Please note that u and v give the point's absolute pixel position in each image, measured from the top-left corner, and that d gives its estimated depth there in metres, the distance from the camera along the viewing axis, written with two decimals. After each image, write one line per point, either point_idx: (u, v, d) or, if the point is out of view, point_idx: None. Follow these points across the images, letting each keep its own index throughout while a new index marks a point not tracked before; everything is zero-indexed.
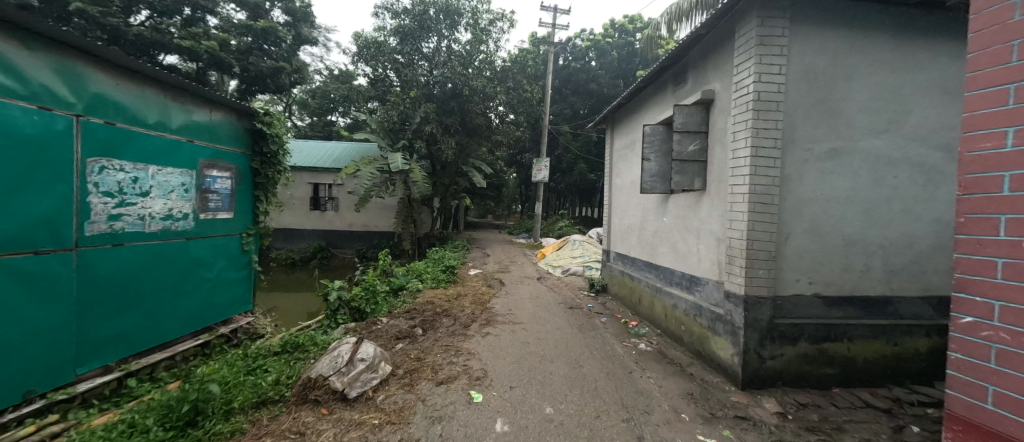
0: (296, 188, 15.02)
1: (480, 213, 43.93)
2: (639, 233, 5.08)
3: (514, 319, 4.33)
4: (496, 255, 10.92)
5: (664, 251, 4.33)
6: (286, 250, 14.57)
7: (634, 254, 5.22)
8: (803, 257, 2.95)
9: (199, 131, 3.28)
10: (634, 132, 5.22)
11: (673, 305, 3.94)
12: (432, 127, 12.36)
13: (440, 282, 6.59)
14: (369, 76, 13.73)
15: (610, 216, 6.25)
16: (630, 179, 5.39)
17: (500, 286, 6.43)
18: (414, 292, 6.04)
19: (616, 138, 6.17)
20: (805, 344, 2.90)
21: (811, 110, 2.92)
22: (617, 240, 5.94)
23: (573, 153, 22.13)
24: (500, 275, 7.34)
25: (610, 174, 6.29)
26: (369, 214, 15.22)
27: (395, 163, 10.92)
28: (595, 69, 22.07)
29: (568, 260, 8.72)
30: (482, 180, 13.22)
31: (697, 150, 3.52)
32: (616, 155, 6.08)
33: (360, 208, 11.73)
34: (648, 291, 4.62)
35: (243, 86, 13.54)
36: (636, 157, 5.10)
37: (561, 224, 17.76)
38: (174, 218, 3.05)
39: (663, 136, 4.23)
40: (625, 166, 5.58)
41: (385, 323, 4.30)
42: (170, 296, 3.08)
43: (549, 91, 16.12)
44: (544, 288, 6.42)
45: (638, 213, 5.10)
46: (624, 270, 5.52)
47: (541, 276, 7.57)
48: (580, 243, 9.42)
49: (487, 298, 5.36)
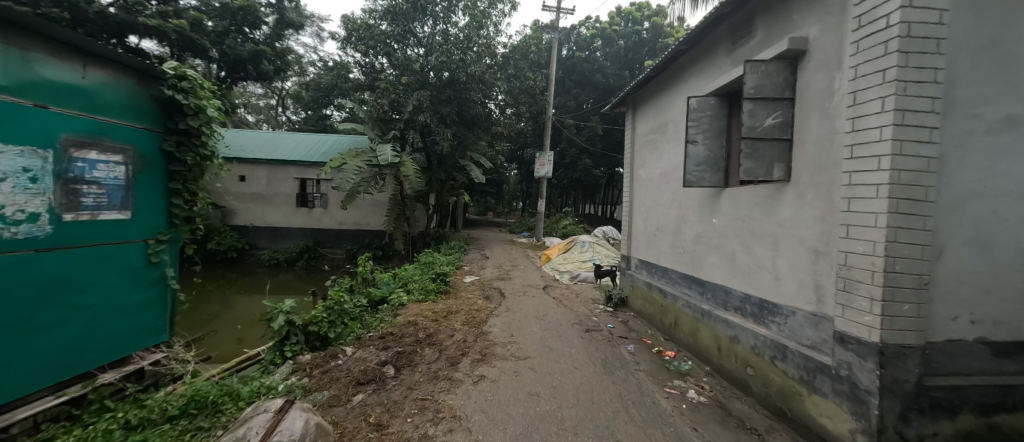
0: (282, 184, 14.02)
1: (480, 211, 42.86)
2: (673, 238, 4.06)
3: (516, 351, 3.32)
4: (496, 257, 9.90)
5: (713, 262, 3.30)
6: (270, 250, 13.56)
7: (665, 264, 4.20)
8: (963, 282, 1.91)
9: (60, 93, 2.24)
10: (668, 110, 4.19)
11: (731, 338, 2.92)
12: (426, 116, 11.28)
13: (428, 293, 5.53)
14: (359, 63, 12.73)
15: (631, 216, 5.23)
16: (660, 170, 4.36)
17: (499, 299, 5.41)
18: (396, 307, 5.05)
19: (640, 122, 5.11)
20: (966, 417, 1.88)
21: (981, 56, 1.87)
22: (641, 245, 4.92)
23: (578, 147, 21.08)
24: (499, 284, 6.31)
25: (632, 165, 5.26)
26: (360, 212, 14.24)
27: (384, 155, 9.88)
28: (601, 59, 21.03)
29: (576, 265, 7.71)
30: (481, 175, 12.14)
31: (777, 125, 2.49)
32: (640, 141, 5.05)
33: (346, 206, 10.60)
34: (688, 313, 3.60)
35: (222, 73, 12.61)
36: (672, 141, 4.07)
37: (564, 223, 16.76)
38: (11, 221, 2.00)
39: (714, 112, 3.20)
40: (654, 154, 4.55)
41: (348, 357, 3.29)
42: (8, 337, 2.03)
43: (553, 79, 15.10)
44: (552, 301, 5.40)
45: (672, 213, 4.07)
46: (651, 283, 4.49)
47: (547, 284, 6.56)
48: (589, 245, 8.36)
49: (483, 318, 4.31)
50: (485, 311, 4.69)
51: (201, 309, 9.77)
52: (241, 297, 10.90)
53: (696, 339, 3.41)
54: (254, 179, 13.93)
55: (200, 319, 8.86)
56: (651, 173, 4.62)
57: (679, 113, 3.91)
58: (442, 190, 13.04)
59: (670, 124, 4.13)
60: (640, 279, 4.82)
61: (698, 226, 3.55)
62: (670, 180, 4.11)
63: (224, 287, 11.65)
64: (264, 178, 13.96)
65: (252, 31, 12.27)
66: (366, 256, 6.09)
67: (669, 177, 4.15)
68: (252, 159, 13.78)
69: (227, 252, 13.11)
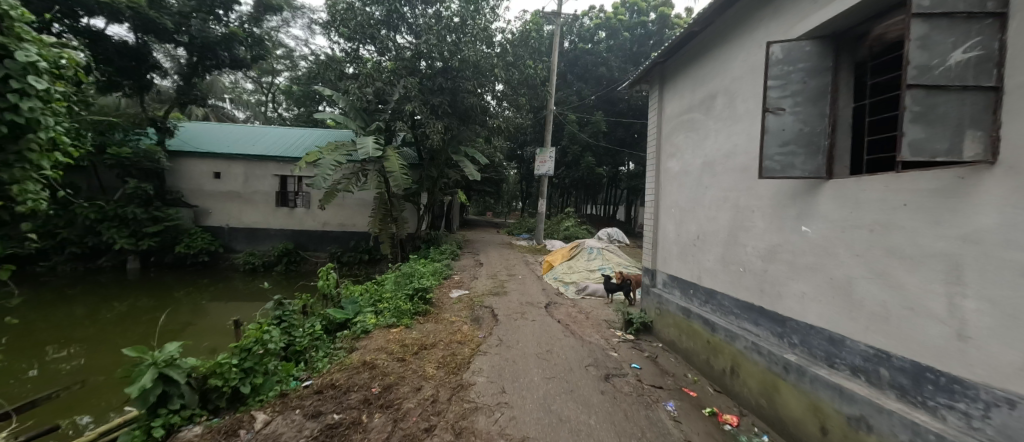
0: (261, 181, 12.92)
1: (480, 210, 41.79)
2: (725, 250, 2.96)
3: (507, 426, 2.21)
4: (492, 263, 8.79)
5: (802, 292, 2.21)
6: (246, 253, 12.44)
7: (713, 286, 3.10)
8: None
9: None
10: (717, 78, 3.12)
11: (851, 420, 1.82)
12: (415, 106, 10.22)
13: (402, 315, 4.42)
14: (343, 49, 11.65)
15: (657, 220, 4.16)
16: (702, 159, 3.29)
17: (490, 323, 4.28)
18: (357, 335, 3.94)
19: (670, 100, 4.02)
20: None
21: None
22: (671, 258, 3.83)
23: (580, 144, 20.03)
24: (492, 301, 5.19)
25: (658, 156, 4.19)
26: (346, 212, 13.17)
27: (365, 147, 8.77)
28: (604, 51, 20.05)
29: (583, 276, 6.64)
30: (476, 172, 11.02)
31: (970, 63, 1.41)
32: (669, 126, 3.98)
33: (325, 206, 9.49)
34: (757, 361, 2.48)
35: (196, 59, 11.62)
36: (726, 118, 2.98)
37: (567, 223, 15.62)
38: None
39: (812, 63, 2.10)
40: (693, 138, 3.46)
41: (254, 435, 2.17)
42: None
43: (555, 69, 13.98)
44: (557, 325, 4.29)
45: (724, 217, 2.98)
46: (689, 309, 3.38)
47: (550, 300, 5.46)
48: (598, 251, 7.26)
49: (465, 359, 3.18)
50: (470, 343, 3.57)
51: (165, 326, 8.76)
52: (215, 308, 9.87)
53: (778, 404, 2.28)
54: (230, 176, 12.83)
55: (162, 338, 7.86)
56: (687, 164, 3.55)
57: (742, 77, 2.80)
58: (433, 188, 11.94)
59: (722, 95, 3.05)
60: (672, 301, 3.71)
61: (773, 236, 2.45)
62: (720, 171, 3.03)
63: (193, 297, 10.59)
64: (241, 175, 12.87)
65: (225, 12, 11.28)
66: (328, 267, 4.97)
67: (718, 167, 3.06)
68: (228, 154, 12.68)
69: (198, 256, 11.97)
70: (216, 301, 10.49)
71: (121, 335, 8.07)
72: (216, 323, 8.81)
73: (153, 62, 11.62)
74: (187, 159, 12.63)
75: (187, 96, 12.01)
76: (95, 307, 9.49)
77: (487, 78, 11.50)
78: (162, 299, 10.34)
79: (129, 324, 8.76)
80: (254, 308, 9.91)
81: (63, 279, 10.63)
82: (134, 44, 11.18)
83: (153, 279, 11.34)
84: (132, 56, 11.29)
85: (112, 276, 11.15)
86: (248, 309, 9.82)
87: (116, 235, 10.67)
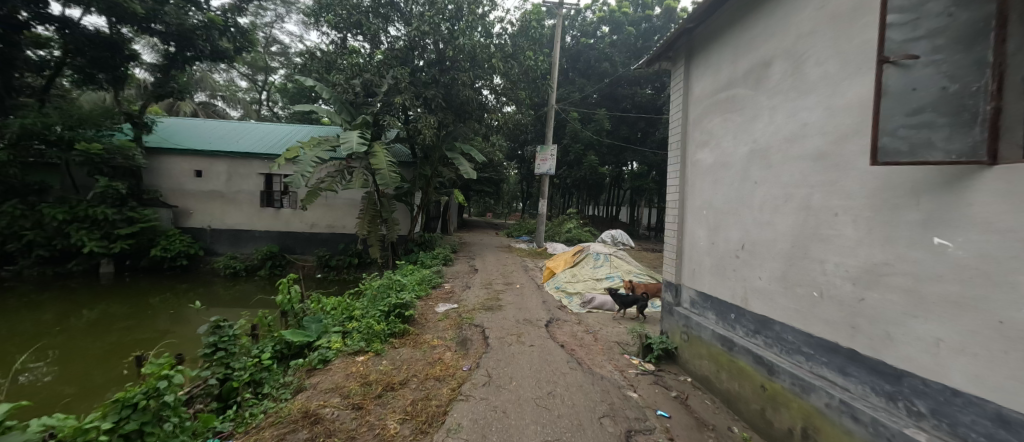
0: (245, 180, 12.21)
1: (480, 211, 41.11)
2: (787, 266, 2.21)
3: None
4: (488, 269, 8.04)
5: (938, 338, 1.44)
6: (227, 257, 11.73)
7: (770, 313, 2.34)
8: None
9: None
10: (772, 39, 2.39)
11: None
12: (404, 97, 9.47)
13: (372, 338, 3.66)
14: (332, 39, 10.96)
15: (683, 224, 3.42)
16: (750, 146, 2.55)
17: (479, 349, 3.52)
18: (312, 369, 3.17)
19: (698, 78, 3.29)
20: None
21: None
22: (703, 271, 3.09)
23: (582, 142, 19.33)
24: (484, 318, 4.41)
25: (683, 147, 3.45)
26: (335, 212, 12.46)
27: (348, 141, 8.02)
28: (607, 46, 19.38)
29: (588, 286, 5.94)
30: (471, 169, 10.24)
31: None
32: (699, 108, 3.23)
33: (307, 205, 8.72)
34: (852, 430, 1.73)
35: (174, 50, 10.99)
36: (789, 89, 2.25)
37: (569, 225, 14.83)
38: None
39: None
40: (734, 121, 2.73)
41: None
42: None
43: (556, 62, 13.30)
44: (560, 351, 3.52)
45: (784, 222, 2.24)
46: (732, 339, 2.62)
47: (552, 316, 4.71)
48: (605, 256, 6.52)
49: (441, 410, 2.40)
50: (450, 381, 2.82)
51: (141, 334, 8.05)
52: (199, 315, 9.17)
53: None
54: (212, 174, 12.13)
55: (139, 346, 7.23)
56: (725, 153, 2.82)
57: (815, 31, 2.07)
58: (427, 187, 11.21)
59: (780, 60, 2.32)
60: (705, 326, 2.94)
61: (876, 251, 1.70)
62: (779, 160, 2.30)
63: (171, 303, 9.88)
64: (224, 174, 12.15)
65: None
66: (291, 277, 4.21)
67: (776, 155, 2.32)
68: (210, 151, 11.98)
69: (176, 260, 11.21)
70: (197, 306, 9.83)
71: (94, 344, 7.36)
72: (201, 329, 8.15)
73: (130, 52, 10.89)
74: (166, 157, 11.92)
75: (165, 89, 11.30)
76: (63, 315, 8.76)
77: (484, 71, 10.82)
78: (136, 305, 9.62)
79: (104, 332, 8.04)
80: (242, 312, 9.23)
81: (30, 285, 9.90)
82: (109, 33, 10.53)
83: (127, 284, 10.62)
84: (106, 46, 10.58)
85: (83, 281, 10.43)
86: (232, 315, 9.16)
87: (86, 237, 9.89)
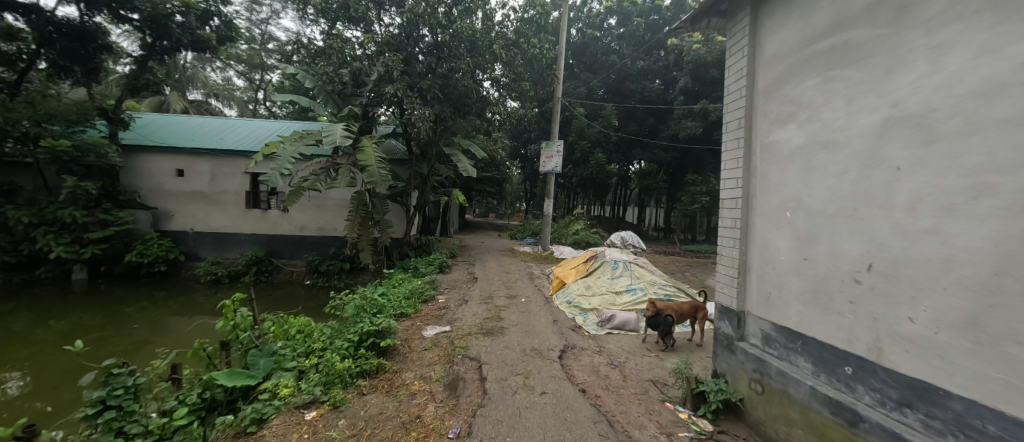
0: (229, 180, 11.41)
1: (484, 211, 40.41)
2: (979, 307, 1.32)
3: None
4: (489, 278, 7.14)
5: None
6: (209, 262, 10.92)
7: (937, 380, 1.45)
8: None
9: None
10: None
11: None
12: (396, 86, 8.59)
13: (332, 382, 2.78)
14: (321, 27, 10.18)
15: (750, 231, 2.53)
16: (887, 112, 1.65)
17: (472, 399, 2.62)
18: (241, 436, 2.29)
19: (773, 30, 2.39)
20: None
21: None
22: (786, 299, 2.19)
23: (588, 140, 18.50)
24: (481, 347, 3.52)
25: (748, 126, 2.56)
26: (326, 214, 11.64)
27: (332, 134, 7.12)
28: (616, 37, 18.51)
29: (604, 302, 5.06)
30: (470, 167, 9.38)
31: None
32: (777, 70, 2.34)
33: (289, 206, 7.87)
34: None
35: (151, 40, 10.25)
36: (979, 10, 1.36)
37: (576, 226, 13.89)
38: None
39: None
40: (851, 77, 1.83)
41: None
42: None
43: (563, 51, 12.45)
44: (583, 402, 2.61)
45: (971, 231, 1.34)
46: (853, 408, 1.74)
47: (567, 343, 3.81)
48: (625, 264, 5.61)
49: None
50: None
51: (115, 346, 7.25)
52: (184, 325, 8.42)
53: None
54: (195, 174, 11.33)
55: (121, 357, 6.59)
56: (831, 127, 1.93)
57: None
58: (423, 186, 10.38)
59: None
60: (796, 380, 2.05)
61: None
62: (956, 129, 1.40)
63: (149, 313, 9.08)
64: (207, 173, 11.36)
65: None
66: (238, 298, 3.32)
67: (949, 122, 1.43)
68: (192, 148, 11.20)
69: (153, 266, 10.40)
70: (177, 315, 9.07)
71: (62, 358, 6.56)
72: (184, 342, 7.39)
73: (104, 42, 10.05)
74: (145, 155, 11.13)
75: (140, 81, 10.40)
76: (27, 326, 7.95)
77: (485, 60, 9.99)
78: (108, 314, 8.84)
79: (75, 345, 7.24)
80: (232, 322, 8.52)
81: None
82: (79, 22, 9.71)
83: (101, 292, 9.81)
84: (77, 36, 9.76)
85: (53, 289, 9.62)
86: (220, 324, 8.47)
87: (53, 241, 9.06)
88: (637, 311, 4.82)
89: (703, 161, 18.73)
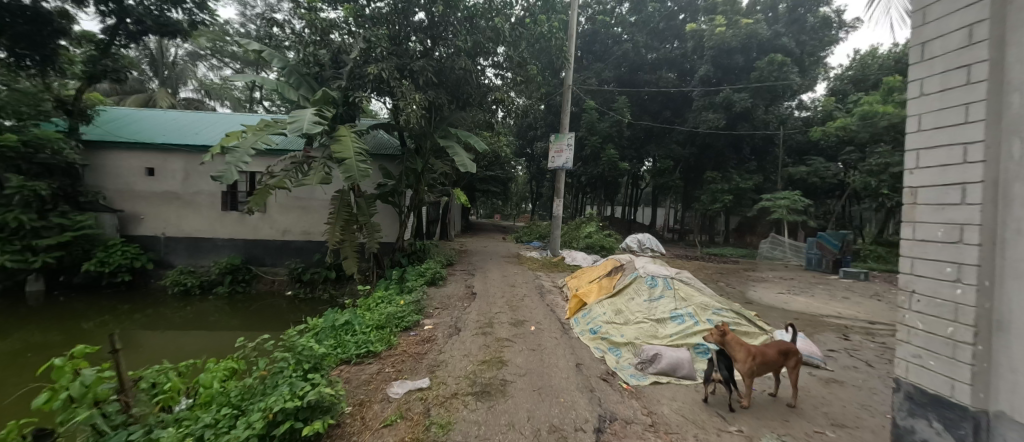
0: (204, 179, 10.32)
1: (490, 212, 39.32)
2: None
3: None
4: (490, 293, 5.90)
5: None
6: (180, 270, 9.81)
7: None
8: None
9: None
10: None
11: None
12: (381, 67, 7.38)
13: None
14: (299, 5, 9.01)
15: (1006, 252, 1.31)
16: None
17: None
18: None
19: None
20: None
21: None
22: None
23: (599, 135, 17.23)
24: (472, 425, 2.25)
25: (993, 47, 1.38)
26: (311, 216, 10.47)
27: (299, 120, 5.79)
28: (629, 24, 17.18)
29: (641, 332, 3.78)
30: (470, 161, 8.13)
31: None
32: None
33: (257, 208, 6.71)
34: None
35: (114, 22, 9.18)
36: None
37: (589, 228, 12.58)
38: None
39: None
40: None
41: None
42: None
43: (574, 34, 11.19)
44: None
45: None
46: None
47: (603, 412, 2.50)
48: (665, 281, 4.30)
49: None
50: None
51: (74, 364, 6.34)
52: (159, 341, 7.49)
53: None
54: (166, 173, 10.23)
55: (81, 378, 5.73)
56: None
57: None
58: (417, 184, 9.19)
59: None
60: None
61: None
62: None
63: (110, 328, 7.97)
64: (180, 172, 10.25)
65: None
66: (77, 353, 2.09)
67: None
68: (163, 145, 10.08)
69: (117, 275, 9.28)
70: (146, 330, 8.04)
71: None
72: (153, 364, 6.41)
73: (60, 26, 8.77)
74: (111, 152, 10.06)
75: (99, 68, 9.22)
76: None
77: (485, 39, 8.76)
78: (62, 329, 7.74)
79: (21, 365, 6.17)
80: (214, 341, 7.59)
81: None
82: (29, 3, 8.40)
83: (57, 305, 8.68)
84: (31, 18, 8.42)
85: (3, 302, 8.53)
86: (195, 341, 7.56)
87: None
88: (689, 347, 3.52)
89: (725, 157, 17.36)
